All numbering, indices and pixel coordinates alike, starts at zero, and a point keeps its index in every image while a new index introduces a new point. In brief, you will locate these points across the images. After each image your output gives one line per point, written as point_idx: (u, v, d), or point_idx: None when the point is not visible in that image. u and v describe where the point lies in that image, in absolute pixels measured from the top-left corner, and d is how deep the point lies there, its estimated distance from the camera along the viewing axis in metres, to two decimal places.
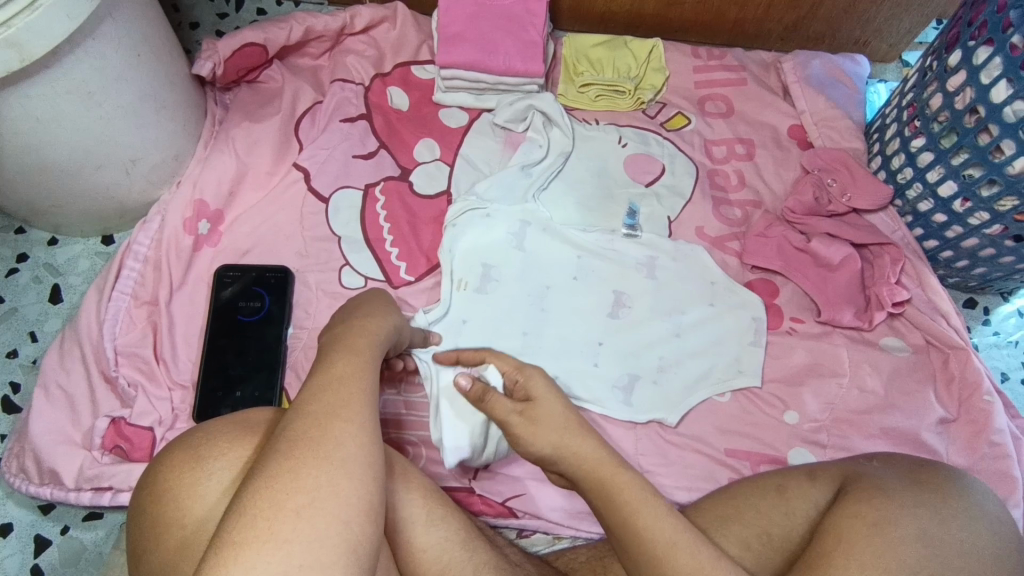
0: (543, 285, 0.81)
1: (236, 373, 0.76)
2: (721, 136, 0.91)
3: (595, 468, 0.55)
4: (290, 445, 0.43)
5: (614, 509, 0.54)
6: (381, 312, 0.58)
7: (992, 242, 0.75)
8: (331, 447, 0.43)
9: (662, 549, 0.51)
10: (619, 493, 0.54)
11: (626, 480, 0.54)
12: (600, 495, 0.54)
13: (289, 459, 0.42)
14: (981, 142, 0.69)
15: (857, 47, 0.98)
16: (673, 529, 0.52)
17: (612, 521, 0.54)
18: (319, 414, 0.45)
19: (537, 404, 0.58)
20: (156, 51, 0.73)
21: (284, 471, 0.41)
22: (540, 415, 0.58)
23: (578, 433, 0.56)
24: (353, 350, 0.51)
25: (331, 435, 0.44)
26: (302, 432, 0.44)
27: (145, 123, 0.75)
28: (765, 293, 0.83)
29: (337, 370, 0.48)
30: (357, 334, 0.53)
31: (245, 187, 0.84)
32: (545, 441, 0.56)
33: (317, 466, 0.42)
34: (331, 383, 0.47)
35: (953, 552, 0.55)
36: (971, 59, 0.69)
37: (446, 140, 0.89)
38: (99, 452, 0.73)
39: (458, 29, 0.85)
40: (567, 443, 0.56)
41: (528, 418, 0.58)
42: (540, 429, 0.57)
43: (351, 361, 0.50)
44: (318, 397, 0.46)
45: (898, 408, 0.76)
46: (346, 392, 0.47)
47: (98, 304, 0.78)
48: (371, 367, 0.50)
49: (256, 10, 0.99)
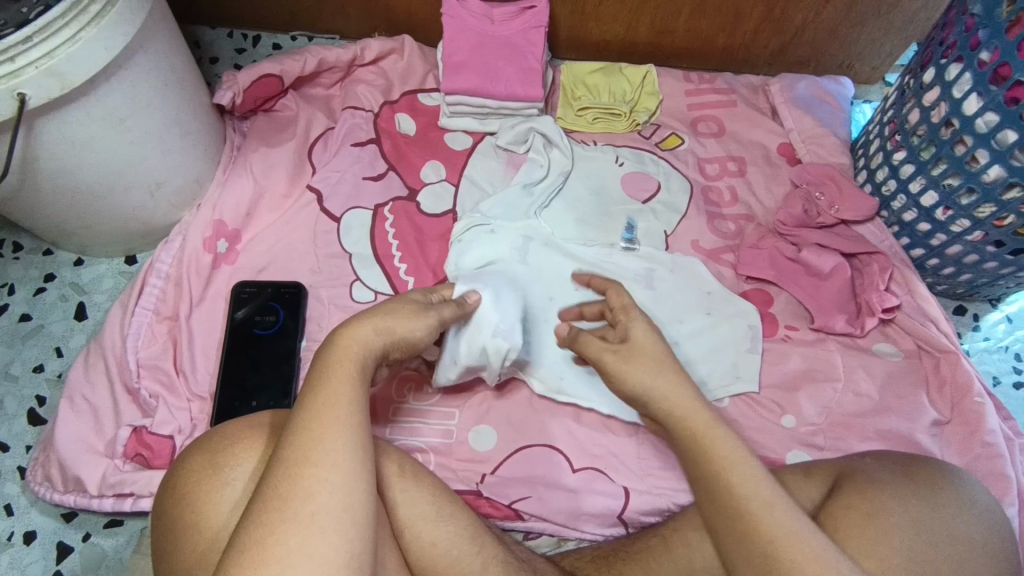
0: (546, 297, 0.85)
1: (253, 384, 0.79)
2: (714, 155, 0.95)
3: (688, 417, 0.58)
4: (262, 511, 0.47)
5: (710, 463, 0.56)
6: (362, 320, 0.57)
7: (975, 249, 0.78)
8: (300, 505, 0.47)
9: (756, 506, 0.54)
10: (714, 448, 0.56)
11: (721, 437, 0.57)
12: (692, 444, 0.57)
13: (258, 528, 0.46)
14: (957, 152, 0.73)
15: (841, 70, 1.02)
16: (765, 493, 0.54)
17: (700, 470, 0.57)
18: (287, 468, 0.48)
19: (635, 344, 0.61)
20: (181, 80, 0.78)
21: (253, 542, 0.45)
22: (640, 350, 0.60)
23: (678, 376, 0.59)
24: (327, 383, 0.52)
25: (299, 492, 0.47)
26: (273, 492, 0.47)
27: (169, 148, 0.80)
28: (760, 303, 0.86)
29: (309, 418, 0.51)
30: (335, 353, 0.54)
31: (262, 208, 0.89)
32: (640, 377, 0.59)
33: (289, 529, 0.46)
34: (299, 429, 0.50)
35: (945, 542, 0.57)
36: (944, 75, 0.73)
37: (451, 161, 0.93)
38: (121, 460, 0.76)
39: (462, 58, 0.90)
40: (658, 385, 0.59)
41: (628, 350, 0.61)
42: (639, 364, 0.60)
43: (326, 403, 0.51)
44: (290, 445, 0.49)
45: (893, 410, 0.78)
46: (314, 435, 0.50)
47: (122, 320, 0.82)
48: (347, 403, 0.52)
49: (272, 46, 1.06)
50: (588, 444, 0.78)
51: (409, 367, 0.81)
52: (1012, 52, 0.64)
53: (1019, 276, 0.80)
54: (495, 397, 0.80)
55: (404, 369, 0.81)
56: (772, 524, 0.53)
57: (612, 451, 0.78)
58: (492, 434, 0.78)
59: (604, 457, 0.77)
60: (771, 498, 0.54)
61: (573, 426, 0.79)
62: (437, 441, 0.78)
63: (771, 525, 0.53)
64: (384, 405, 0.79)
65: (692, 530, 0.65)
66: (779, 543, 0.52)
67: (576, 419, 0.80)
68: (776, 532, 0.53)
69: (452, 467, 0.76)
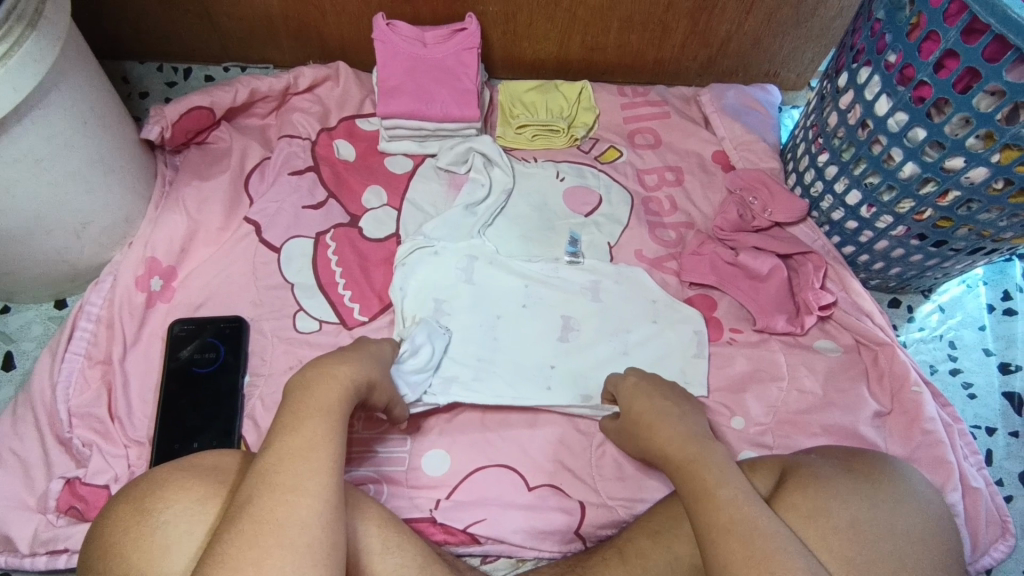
0: (494, 315, 0.85)
1: (194, 424, 0.76)
2: (652, 166, 0.97)
3: (670, 458, 0.64)
4: (254, 533, 0.48)
5: (692, 490, 0.59)
6: (355, 363, 0.62)
7: (900, 243, 0.81)
8: (297, 532, 0.48)
9: (734, 515, 0.55)
10: (695, 471, 0.60)
11: (700, 460, 0.61)
12: (682, 470, 0.62)
13: (252, 550, 0.47)
14: (875, 151, 0.76)
15: (768, 78, 1.06)
16: (734, 505, 0.56)
17: (687, 487, 0.60)
18: (283, 494, 0.50)
19: (633, 411, 0.70)
20: (103, 117, 0.76)
21: (249, 563, 0.47)
22: (634, 420, 0.69)
23: (659, 428, 0.66)
24: (324, 413, 0.55)
25: (296, 519, 0.49)
26: (266, 516, 0.49)
27: (94, 187, 0.77)
28: (704, 307, 0.88)
29: (302, 442, 0.53)
30: (330, 388, 0.58)
31: (197, 243, 0.87)
32: (637, 445, 0.70)
33: (286, 554, 0.47)
34: (296, 456, 0.52)
35: (885, 535, 0.59)
36: (855, 79, 0.77)
37: (392, 185, 0.93)
38: (54, 514, 0.72)
39: (397, 82, 0.90)
40: (657, 431, 0.66)
41: (629, 420, 0.70)
42: (632, 434, 0.70)
43: (318, 431, 0.54)
44: (286, 470, 0.51)
45: (836, 405, 0.80)
46: (313, 465, 0.52)
47: (51, 367, 0.79)
48: (336, 435, 0.55)
49: (204, 77, 1.04)
50: (542, 460, 0.78)
51: None
52: (914, 54, 0.68)
53: (944, 267, 0.83)
54: (446, 420, 0.80)
55: None
56: (760, 541, 0.53)
57: (567, 466, 0.78)
58: (445, 458, 0.77)
59: (559, 472, 0.77)
60: (747, 498, 0.57)
61: (527, 443, 0.79)
62: (390, 469, 0.76)
63: (761, 543, 0.53)
64: None
65: (644, 538, 0.67)
66: (759, 558, 0.52)
67: (529, 435, 0.79)
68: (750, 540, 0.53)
69: (405, 495, 0.75)
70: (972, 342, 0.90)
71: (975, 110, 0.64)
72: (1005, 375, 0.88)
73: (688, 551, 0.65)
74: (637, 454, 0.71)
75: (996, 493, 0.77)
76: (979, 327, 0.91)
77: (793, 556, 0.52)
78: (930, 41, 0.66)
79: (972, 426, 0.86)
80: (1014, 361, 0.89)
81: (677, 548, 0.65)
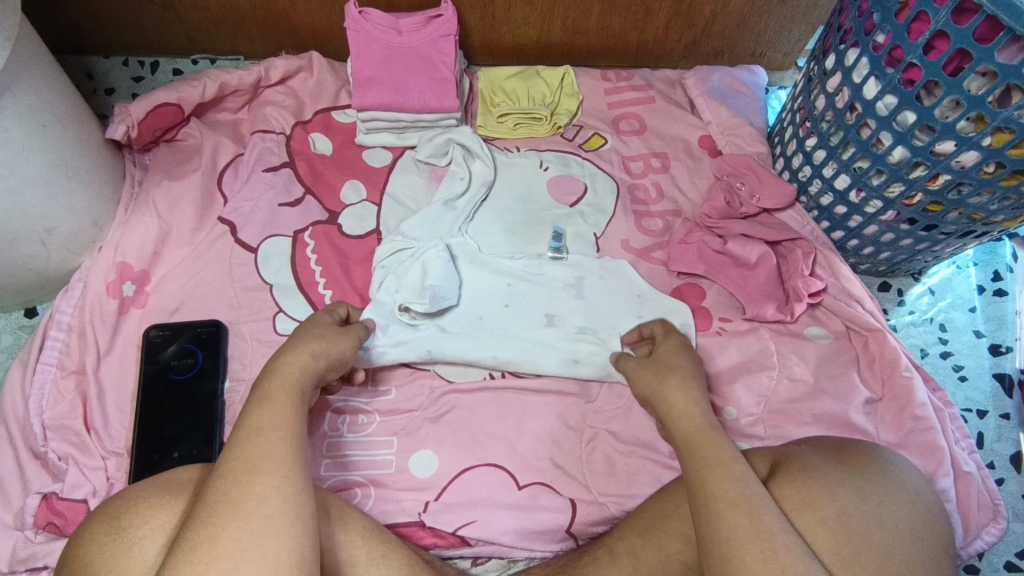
0: (476, 317, 0.82)
1: (172, 434, 0.74)
2: (637, 152, 0.95)
3: (684, 421, 0.62)
4: (210, 512, 0.48)
5: (701, 460, 0.58)
6: (298, 346, 0.60)
7: (890, 227, 0.80)
8: (252, 507, 0.48)
9: (737, 493, 0.54)
10: (706, 450, 0.58)
11: (714, 439, 0.59)
12: (685, 447, 0.60)
13: (208, 526, 0.47)
14: (863, 136, 0.74)
15: (755, 58, 1.03)
16: (740, 486, 0.55)
17: (691, 465, 0.58)
18: (238, 474, 0.50)
19: (664, 360, 0.68)
20: (62, 118, 0.73)
21: (205, 538, 0.46)
22: (660, 365, 0.67)
23: (675, 389, 0.64)
24: (270, 399, 0.55)
25: (250, 496, 0.48)
26: (223, 497, 0.48)
27: (57, 192, 0.75)
28: (693, 297, 0.86)
29: (256, 426, 0.53)
30: (276, 379, 0.57)
31: (170, 246, 0.84)
32: (644, 390, 0.67)
33: (242, 528, 0.47)
34: (248, 440, 0.52)
35: (872, 525, 0.58)
36: (843, 61, 0.75)
37: (371, 179, 0.90)
38: (32, 531, 0.71)
39: (371, 73, 0.87)
40: (665, 391, 0.65)
41: (654, 363, 0.69)
42: (653, 374, 0.67)
43: (271, 415, 0.54)
44: (236, 454, 0.51)
45: (827, 393, 0.79)
46: (263, 448, 0.51)
47: (23, 379, 0.77)
48: (293, 419, 0.54)
49: (172, 71, 1.01)
50: (531, 458, 0.76)
51: (342, 400, 0.78)
52: (903, 35, 0.66)
53: (934, 251, 0.82)
54: (432, 419, 0.78)
55: (335, 401, 0.78)
56: (764, 515, 0.53)
57: (557, 463, 0.76)
58: (433, 459, 0.76)
59: (548, 469, 0.76)
60: (745, 476, 0.56)
61: (515, 440, 0.77)
62: (376, 472, 0.75)
63: (768, 517, 0.53)
64: (316, 440, 0.76)
65: (635, 536, 0.66)
66: (761, 535, 0.52)
67: (518, 434, 0.77)
68: (743, 531, 0.52)
69: (391, 498, 0.74)
70: (962, 324, 0.90)
71: (966, 92, 0.62)
72: (995, 357, 0.88)
73: (679, 548, 0.64)
74: (641, 393, 0.68)
75: (987, 477, 0.76)
76: (968, 308, 0.91)
77: (792, 539, 0.52)
78: (920, 21, 0.64)
79: (963, 409, 0.85)
80: (1005, 342, 0.88)
81: (666, 547, 0.64)
